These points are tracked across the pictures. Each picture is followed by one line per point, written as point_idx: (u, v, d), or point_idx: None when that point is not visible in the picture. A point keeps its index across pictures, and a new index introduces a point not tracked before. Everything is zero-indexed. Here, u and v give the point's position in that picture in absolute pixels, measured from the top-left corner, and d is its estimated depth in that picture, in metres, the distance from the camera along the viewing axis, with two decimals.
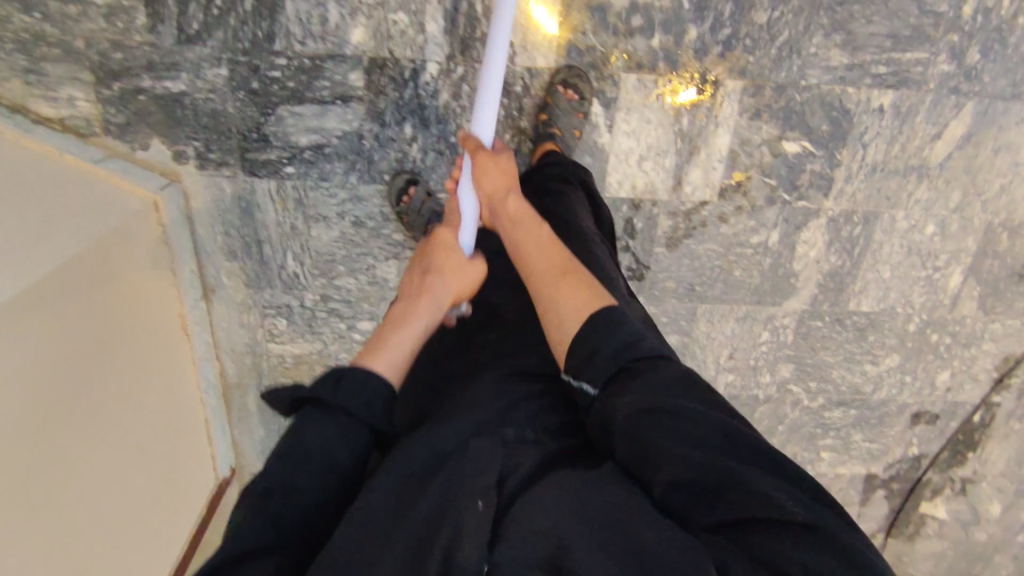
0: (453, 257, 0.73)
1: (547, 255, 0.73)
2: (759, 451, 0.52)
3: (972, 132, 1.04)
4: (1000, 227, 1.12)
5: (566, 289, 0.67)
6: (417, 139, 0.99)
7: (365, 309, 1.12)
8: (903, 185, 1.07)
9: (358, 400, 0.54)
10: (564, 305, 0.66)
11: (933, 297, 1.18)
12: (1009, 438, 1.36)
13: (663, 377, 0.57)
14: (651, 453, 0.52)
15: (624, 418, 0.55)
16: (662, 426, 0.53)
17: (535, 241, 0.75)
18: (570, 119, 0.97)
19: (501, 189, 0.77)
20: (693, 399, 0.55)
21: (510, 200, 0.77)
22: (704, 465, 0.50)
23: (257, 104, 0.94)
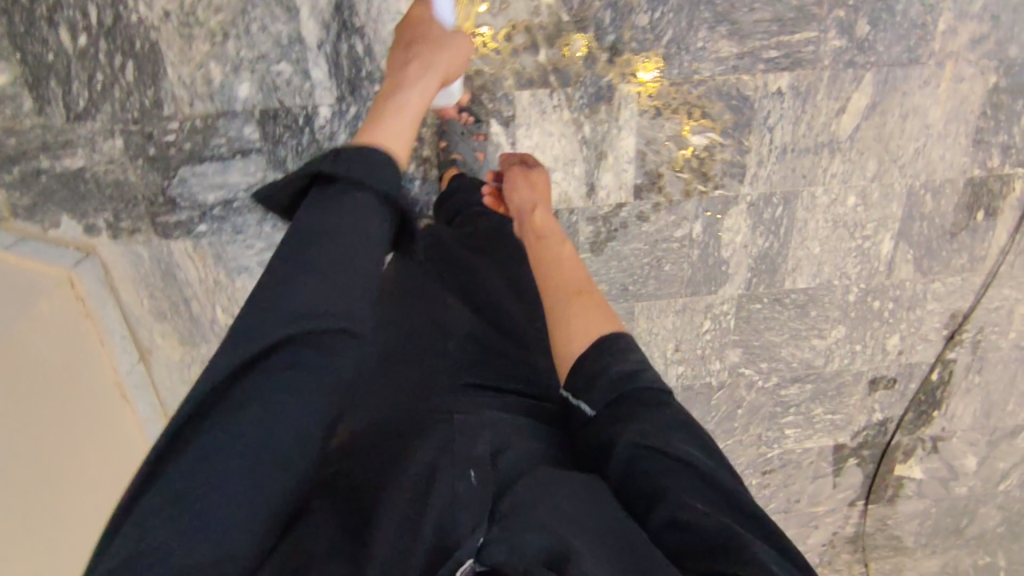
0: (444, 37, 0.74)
1: (570, 273, 0.79)
2: (749, 510, 0.52)
3: (876, 102, 1.04)
4: (922, 189, 1.12)
5: (578, 308, 0.72)
6: None
7: None
8: (817, 160, 1.07)
9: (363, 168, 0.51)
10: (576, 322, 0.70)
11: (868, 265, 1.18)
12: (972, 392, 1.35)
13: (664, 413, 0.58)
14: (650, 489, 0.53)
15: (626, 449, 0.55)
16: (662, 464, 0.54)
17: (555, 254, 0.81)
18: (469, 143, 0.99)
19: (531, 203, 0.88)
20: (693, 445, 0.56)
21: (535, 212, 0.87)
22: (697, 512, 0.51)
23: (158, 168, 0.96)
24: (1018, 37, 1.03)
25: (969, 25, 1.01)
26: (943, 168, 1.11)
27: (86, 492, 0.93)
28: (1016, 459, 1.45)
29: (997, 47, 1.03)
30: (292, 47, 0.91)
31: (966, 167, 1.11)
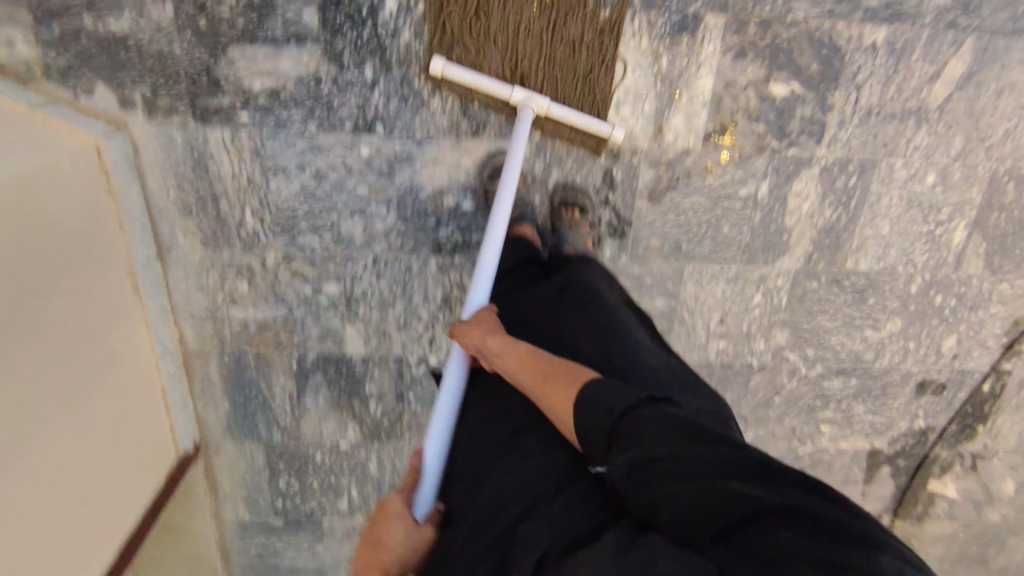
0: (399, 527, 0.76)
1: (531, 370, 0.72)
2: (740, 460, 0.55)
3: (972, 72, 0.97)
4: (1006, 176, 1.05)
5: (552, 390, 0.69)
6: (378, 82, 0.93)
7: (330, 271, 1.06)
8: (901, 130, 1.01)
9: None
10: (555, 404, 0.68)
11: (936, 255, 1.10)
12: (1022, 410, 1.27)
13: (648, 420, 0.61)
14: (653, 497, 0.56)
15: (625, 477, 0.58)
16: (653, 469, 0.57)
17: (523, 361, 0.74)
18: (581, 234, 0.99)
19: (480, 338, 0.79)
20: (676, 434, 0.58)
21: (488, 341, 0.78)
22: (693, 493, 0.54)
23: (206, 44, 0.89)
24: None
25: None
26: None
27: (98, 393, 0.93)
28: None
29: None
30: None
31: None
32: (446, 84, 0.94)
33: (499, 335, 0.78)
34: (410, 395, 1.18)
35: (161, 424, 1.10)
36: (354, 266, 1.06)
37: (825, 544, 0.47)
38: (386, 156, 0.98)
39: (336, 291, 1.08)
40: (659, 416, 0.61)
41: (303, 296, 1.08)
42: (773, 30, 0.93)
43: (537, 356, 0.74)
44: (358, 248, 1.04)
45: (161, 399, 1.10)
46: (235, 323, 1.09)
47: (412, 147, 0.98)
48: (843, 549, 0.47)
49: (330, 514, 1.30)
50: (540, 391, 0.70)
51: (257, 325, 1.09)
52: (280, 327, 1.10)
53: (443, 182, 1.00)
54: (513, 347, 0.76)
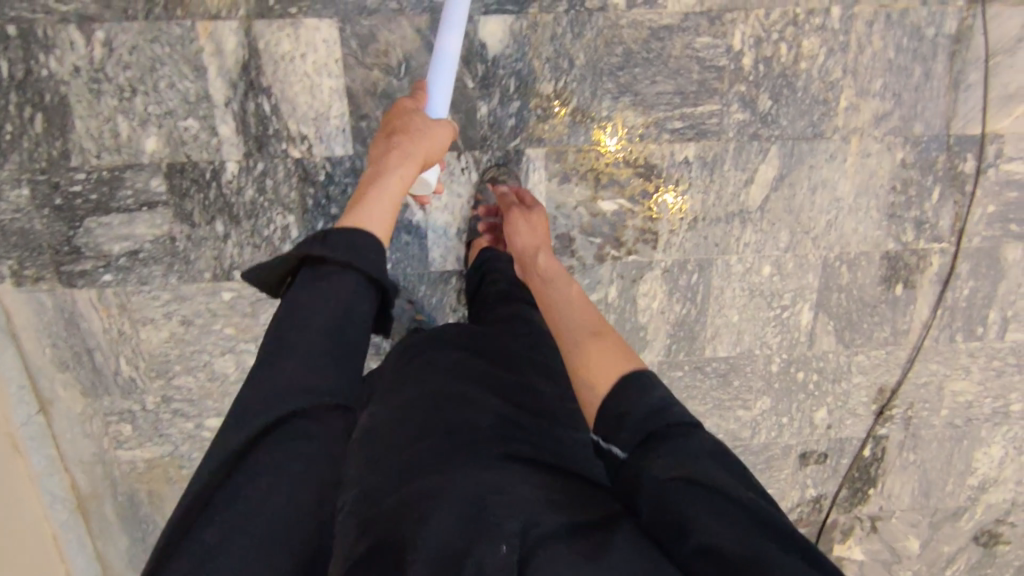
0: (420, 119, 0.80)
1: (584, 315, 0.82)
2: (777, 525, 0.51)
3: (784, 173, 1.06)
4: (838, 260, 1.12)
5: (595, 348, 0.74)
6: (229, 234, 1.00)
7: (209, 406, 1.10)
8: (729, 230, 1.08)
9: (352, 252, 0.61)
10: (595, 368, 0.70)
11: (788, 336, 1.17)
12: (909, 471, 1.30)
13: (693, 442, 0.57)
14: (682, 522, 0.51)
15: (653, 484, 0.54)
16: (693, 493, 0.52)
17: (567, 300, 0.85)
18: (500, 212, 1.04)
19: (535, 245, 0.93)
20: (725, 469, 0.55)
21: (538, 256, 0.91)
22: (729, 536, 0.49)
23: (64, 218, 0.97)
24: (919, 114, 1.05)
25: (871, 102, 1.03)
26: (857, 241, 1.11)
27: None
28: (961, 544, 1.37)
29: (900, 123, 1.05)
30: (200, 104, 0.93)
31: (880, 241, 1.11)
32: (294, 231, 1.01)
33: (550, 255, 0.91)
34: None
35: (54, 568, 1.12)
36: (232, 400, 1.10)
37: None
38: (248, 299, 1.05)
39: (217, 425, 1.12)
40: (712, 442, 0.58)
41: (186, 432, 1.12)
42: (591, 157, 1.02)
43: (586, 305, 0.84)
44: (233, 383, 1.09)
45: (54, 545, 1.11)
46: (123, 463, 1.12)
47: None
48: None
49: None
50: (586, 342, 0.75)
51: (144, 463, 1.13)
52: (168, 462, 1.13)
53: None
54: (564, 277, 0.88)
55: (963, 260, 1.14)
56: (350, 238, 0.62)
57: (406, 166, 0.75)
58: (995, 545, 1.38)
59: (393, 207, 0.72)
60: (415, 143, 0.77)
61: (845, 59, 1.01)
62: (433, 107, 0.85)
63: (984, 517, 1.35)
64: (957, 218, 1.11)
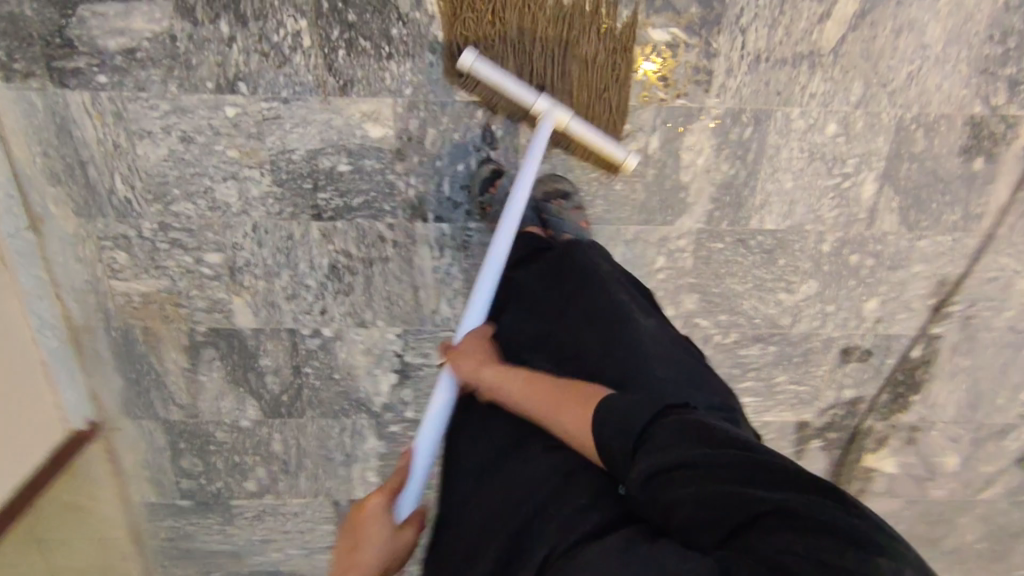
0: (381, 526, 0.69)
1: (534, 399, 0.69)
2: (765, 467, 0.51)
3: (866, 10, 0.92)
4: (914, 123, 0.99)
5: (557, 408, 0.65)
6: (235, 38, 0.90)
7: (210, 239, 1.03)
8: (794, 76, 0.96)
9: None
10: (558, 422, 0.64)
11: (846, 211, 1.05)
12: (958, 379, 1.19)
13: (667, 427, 0.57)
14: (668, 505, 0.53)
15: (641, 484, 0.55)
16: (670, 481, 0.53)
17: (518, 382, 0.71)
18: (574, 217, 1.00)
19: (472, 368, 0.75)
20: (698, 444, 0.54)
21: (482, 374, 0.74)
22: (707, 500, 0.51)
23: (55, 3, 0.88)
24: None
25: None
26: (938, 101, 0.98)
27: None
28: (1002, 465, 1.28)
29: None
30: None
31: (966, 102, 0.98)
32: (306, 39, 0.91)
33: (497, 367, 0.74)
34: (307, 369, 1.14)
35: (44, 400, 1.11)
36: (233, 235, 1.03)
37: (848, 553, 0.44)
38: (253, 117, 0.95)
39: (218, 261, 1.05)
40: (689, 429, 0.56)
41: (185, 267, 1.05)
42: (640, 55, 0.94)
43: (540, 383, 0.70)
44: (235, 215, 1.01)
45: (45, 377, 1.10)
46: (119, 296, 1.07)
47: (278, 107, 0.94)
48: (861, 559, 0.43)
49: (238, 495, 1.27)
50: (546, 411, 0.66)
51: (141, 297, 1.07)
52: (166, 299, 1.08)
53: (314, 144, 0.97)
54: (508, 375, 0.72)
55: None
56: None
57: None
58: None
59: None
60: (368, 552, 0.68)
61: None
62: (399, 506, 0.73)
63: None
64: None
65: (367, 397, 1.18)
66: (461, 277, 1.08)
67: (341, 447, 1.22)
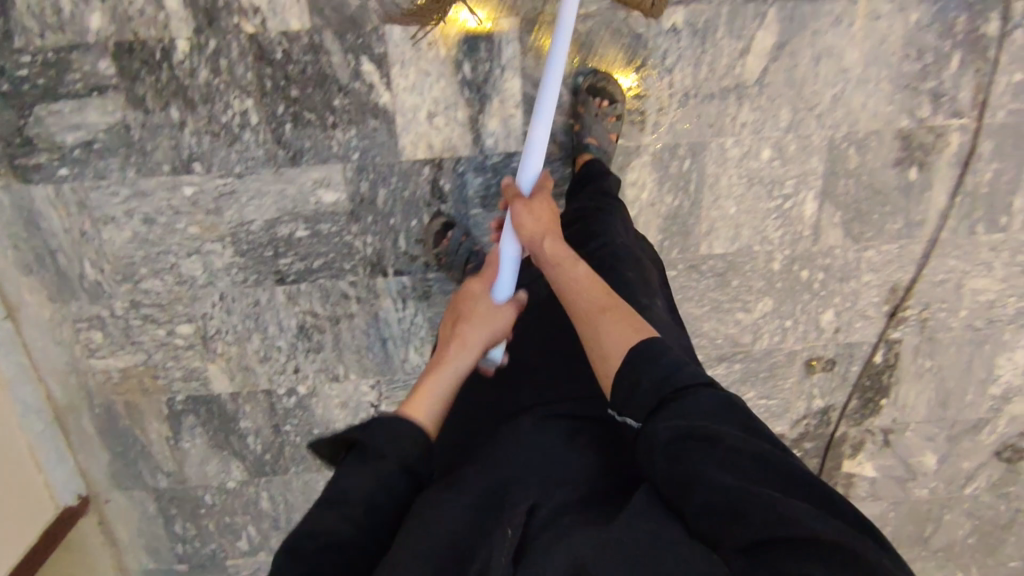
0: (481, 303, 0.78)
1: (586, 292, 0.73)
2: (793, 479, 0.52)
3: (783, 41, 0.96)
4: (844, 141, 1.03)
5: (606, 321, 0.69)
6: (185, 122, 0.95)
7: (180, 311, 1.07)
8: (723, 108, 1.00)
9: (392, 442, 0.57)
10: (607, 338, 0.68)
11: (791, 229, 1.08)
12: (924, 379, 1.22)
13: (701, 401, 0.59)
14: (688, 478, 0.54)
15: (663, 441, 0.57)
16: (694, 449, 0.55)
17: (574, 281, 0.74)
18: (604, 125, 0.97)
19: (538, 232, 0.77)
20: (733, 426, 0.56)
21: (546, 241, 0.76)
22: (731, 486, 0.52)
23: (13, 107, 0.93)
24: None
25: None
26: (866, 119, 1.01)
27: None
28: (981, 459, 1.29)
29: None
30: None
31: (892, 117, 1.01)
32: (253, 116, 0.95)
33: (558, 239, 0.77)
34: (286, 426, 1.17)
35: (33, 480, 1.11)
36: (202, 305, 1.06)
37: None
38: (210, 193, 0.99)
39: (189, 332, 1.08)
40: (721, 404, 0.59)
41: (159, 340, 1.09)
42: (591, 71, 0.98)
43: (591, 284, 0.74)
44: (202, 287, 1.05)
45: (31, 456, 1.11)
46: (97, 373, 1.10)
47: (233, 182, 0.99)
48: None
49: (232, 554, 1.28)
50: (595, 317, 0.70)
51: (119, 373, 1.11)
52: (143, 372, 1.11)
53: (271, 213, 1.01)
54: (566, 260, 0.75)
55: (987, 138, 1.03)
56: (402, 424, 0.59)
57: (470, 354, 0.73)
58: (1019, 461, 1.30)
59: (446, 396, 0.68)
60: (477, 331, 0.74)
61: None
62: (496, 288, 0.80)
63: (1007, 429, 1.27)
64: (980, 88, 1.00)
65: None
66: (426, 324, 1.11)
67: None
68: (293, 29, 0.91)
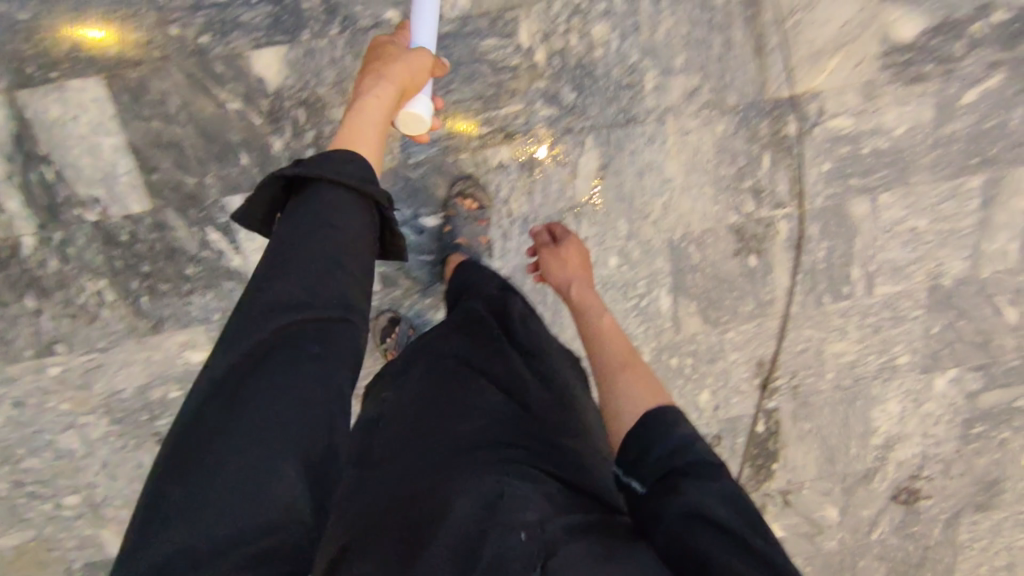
0: (400, 51, 0.75)
1: (613, 349, 0.78)
2: None
3: (606, 162, 1.04)
4: (683, 241, 1.10)
5: (626, 379, 0.72)
6: (42, 309, 0.98)
7: (64, 484, 1.07)
8: (563, 227, 1.06)
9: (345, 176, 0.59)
10: (626, 395, 0.70)
11: (652, 324, 1.14)
12: (809, 440, 1.27)
13: (717, 484, 0.55)
14: (701, 560, 0.50)
15: (674, 516, 0.53)
16: (705, 532, 0.51)
17: (605, 333, 0.81)
18: (475, 229, 1.02)
19: (567, 280, 0.89)
20: (733, 514, 0.53)
21: (572, 289, 0.88)
22: None
23: None
24: (731, 84, 1.02)
25: (677, 79, 1.01)
26: (698, 219, 1.09)
27: None
28: (881, 506, 1.34)
29: (713, 96, 1.03)
30: None
31: (721, 215, 1.09)
32: (108, 294, 0.99)
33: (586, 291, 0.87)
34: None
35: None
36: (85, 475, 1.07)
37: None
38: (77, 370, 1.01)
39: (77, 502, 1.09)
40: (731, 493, 0.55)
41: (47, 514, 1.09)
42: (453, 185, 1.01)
43: (612, 340, 0.80)
44: (82, 457, 1.06)
45: None
46: None
47: (98, 356, 1.01)
48: None
49: None
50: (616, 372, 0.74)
51: (11, 551, 1.10)
52: (36, 546, 1.11)
53: (141, 380, 1.03)
54: (597, 311, 0.84)
55: (811, 222, 1.11)
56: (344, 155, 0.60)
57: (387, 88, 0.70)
58: (916, 502, 1.35)
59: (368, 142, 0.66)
60: (393, 67, 0.72)
61: (641, 40, 0.99)
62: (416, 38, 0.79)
63: (898, 475, 1.33)
64: (794, 180, 1.08)
65: None
66: None
67: None
68: (135, 212, 0.96)
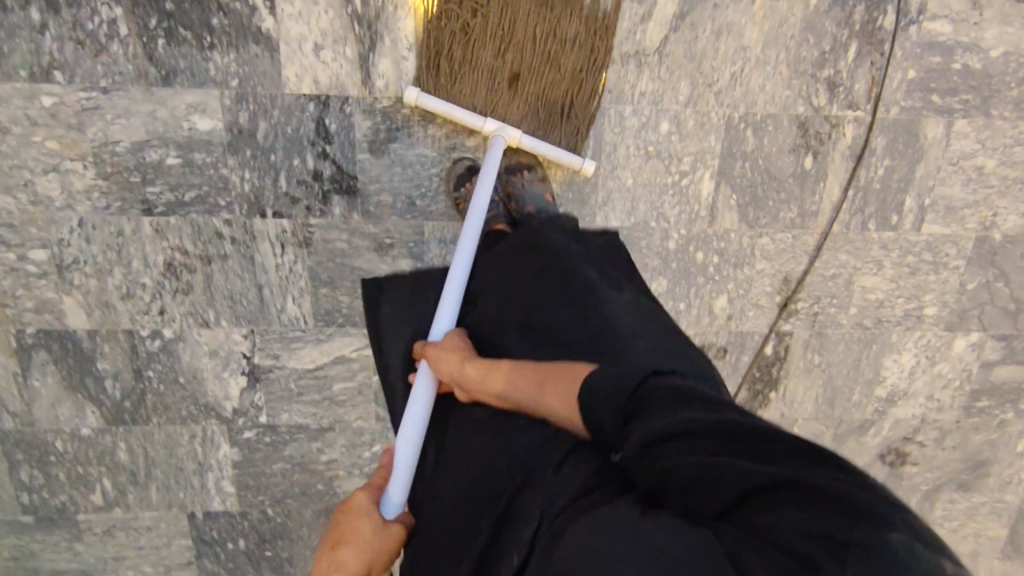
0: (367, 522, 0.70)
1: (510, 376, 0.71)
2: (745, 433, 0.49)
3: (684, 11, 0.95)
4: (742, 122, 1.02)
5: (545, 390, 0.66)
6: (46, 25, 0.88)
7: (34, 235, 0.99)
8: (622, 75, 0.98)
9: None
10: (553, 409, 0.64)
11: (687, 209, 1.07)
12: (814, 375, 1.22)
13: (651, 390, 0.57)
14: (662, 470, 0.52)
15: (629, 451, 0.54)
16: (656, 441, 0.53)
17: (499, 374, 0.71)
18: (537, 189, 1.01)
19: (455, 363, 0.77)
20: (681, 407, 0.54)
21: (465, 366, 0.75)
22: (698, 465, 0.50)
23: None
24: None
25: None
26: (764, 101, 1.01)
27: None
28: (865, 462, 1.31)
29: None
30: None
31: (789, 102, 1.01)
32: (122, 27, 0.89)
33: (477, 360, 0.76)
34: (149, 372, 1.09)
35: None
36: (58, 230, 0.99)
37: (840, 517, 0.43)
38: (71, 108, 0.92)
39: (44, 259, 1.00)
40: (667, 394, 0.55)
41: (9, 265, 1.00)
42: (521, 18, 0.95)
43: (522, 373, 0.70)
44: (59, 210, 0.98)
45: None
46: None
47: (98, 97, 0.92)
48: (859, 522, 0.42)
49: (84, 509, 1.18)
50: (538, 394, 0.66)
51: None
52: None
53: (139, 137, 0.95)
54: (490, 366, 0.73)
55: (879, 133, 1.04)
56: None
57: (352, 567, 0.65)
58: (901, 466, 1.32)
59: None
60: (360, 547, 0.66)
61: None
62: (387, 503, 0.75)
63: (891, 433, 1.29)
64: (874, 81, 1.01)
65: (215, 402, 1.12)
66: (305, 275, 1.05)
67: (192, 456, 1.16)
68: None
